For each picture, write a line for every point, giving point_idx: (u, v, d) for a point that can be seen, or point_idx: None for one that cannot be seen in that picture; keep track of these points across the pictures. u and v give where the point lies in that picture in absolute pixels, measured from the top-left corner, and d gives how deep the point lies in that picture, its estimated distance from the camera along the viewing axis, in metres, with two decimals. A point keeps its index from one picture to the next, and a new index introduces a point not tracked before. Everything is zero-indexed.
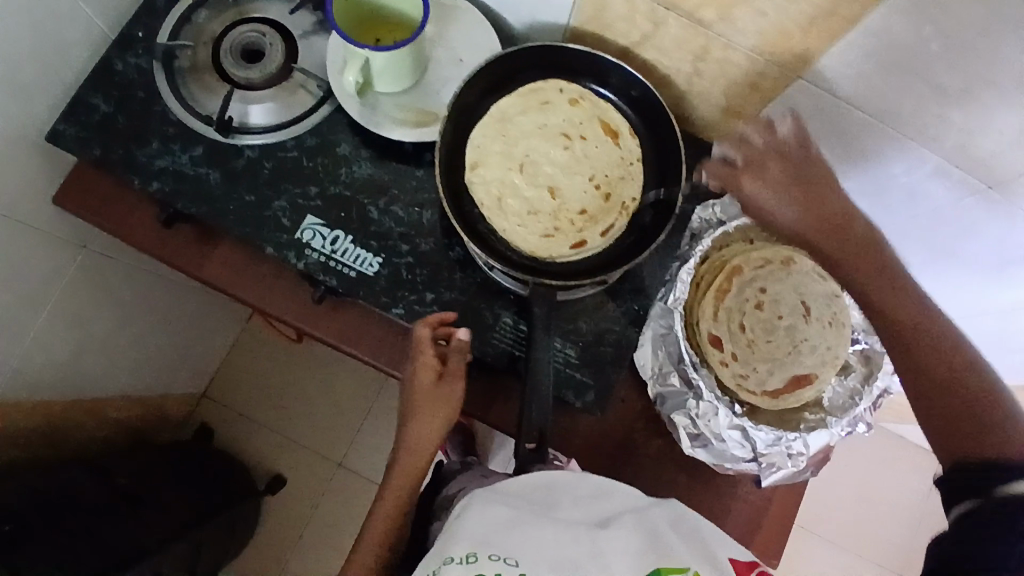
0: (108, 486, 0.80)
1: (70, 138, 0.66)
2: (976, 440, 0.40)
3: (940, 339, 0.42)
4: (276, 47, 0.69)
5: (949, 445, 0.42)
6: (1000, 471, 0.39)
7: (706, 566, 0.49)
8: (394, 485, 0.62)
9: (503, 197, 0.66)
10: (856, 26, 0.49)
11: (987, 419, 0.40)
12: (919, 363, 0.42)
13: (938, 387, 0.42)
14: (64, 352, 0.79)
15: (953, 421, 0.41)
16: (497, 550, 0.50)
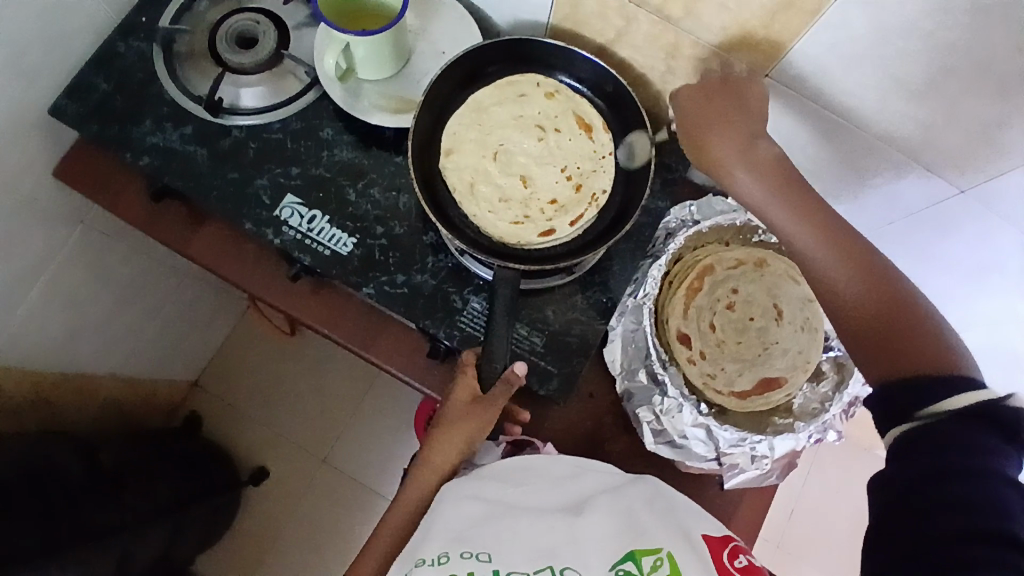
0: (91, 460, 0.88)
1: (70, 114, 0.69)
2: (913, 356, 0.47)
3: (882, 282, 0.50)
4: (269, 34, 0.71)
5: (887, 363, 0.48)
6: (939, 384, 0.44)
7: (680, 540, 0.51)
8: (408, 498, 0.63)
9: (476, 183, 0.68)
10: (816, 19, 0.52)
11: (912, 342, 0.47)
12: (861, 301, 0.50)
13: (876, 320, 0.49)
14: (59, 326, 0.88)
15: (893, 345, 0.48)
16: (469, 547, 0.53)
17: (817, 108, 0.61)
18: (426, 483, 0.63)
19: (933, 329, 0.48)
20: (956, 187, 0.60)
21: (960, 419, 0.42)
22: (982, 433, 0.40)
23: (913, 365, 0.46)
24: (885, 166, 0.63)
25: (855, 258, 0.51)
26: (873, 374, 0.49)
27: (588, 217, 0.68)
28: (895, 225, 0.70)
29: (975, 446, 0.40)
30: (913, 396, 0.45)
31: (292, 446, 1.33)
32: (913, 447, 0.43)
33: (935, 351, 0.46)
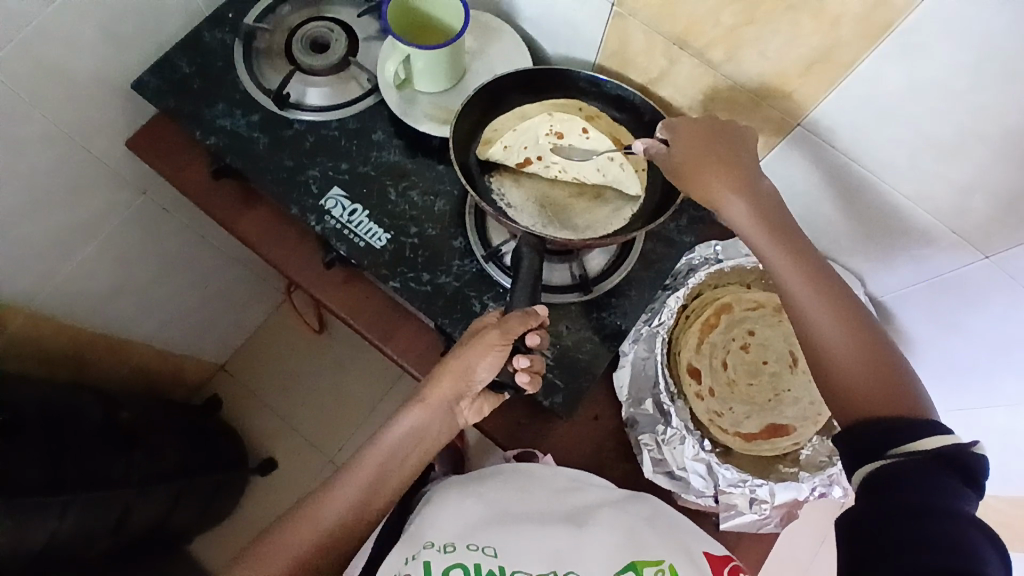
0: (111, 418, 0.92)
1: (151, 88, 0.76)
2: (883, 397, 0.47)
3: (840, 314, 0.50)
4: (341, 42, 0.78)
5: (853, 403, 0.48)
6: (908, 427, 0.44)
7: (682, 557, 0.56)
8: (397, 435, 0.63)
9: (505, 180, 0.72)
10: (850, 72, 0.55)
11: (884, 390, 0.47)
12: (840, 355, 0.49)
13: (852, 361, 0.49)
14: (105, 285, 0.95)
15: (862, 388, 0.47)
16: (475, 541, 0.57)
17: (847, 161, 0.63)
18: (419, 419, 0.62)
19: (900, 371, 0.48)
20: (983, 254, 0.60)
21: (923, 460, 0.41)
22: (940, 475, 0.40)
23: (879, 405, 0.46)
24: (911, 229, 0.64)
25: (838, 305, 0.51)
26: (838, 413, 0.49)
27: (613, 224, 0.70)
28: (918, 288, 0.69)
29: (937, 488, 0.40)
30: (883, 439, 0.44)
31: (301, 440, 1.36)
32: (883, 487, 0.41)
33: (902, 392, 0.46)
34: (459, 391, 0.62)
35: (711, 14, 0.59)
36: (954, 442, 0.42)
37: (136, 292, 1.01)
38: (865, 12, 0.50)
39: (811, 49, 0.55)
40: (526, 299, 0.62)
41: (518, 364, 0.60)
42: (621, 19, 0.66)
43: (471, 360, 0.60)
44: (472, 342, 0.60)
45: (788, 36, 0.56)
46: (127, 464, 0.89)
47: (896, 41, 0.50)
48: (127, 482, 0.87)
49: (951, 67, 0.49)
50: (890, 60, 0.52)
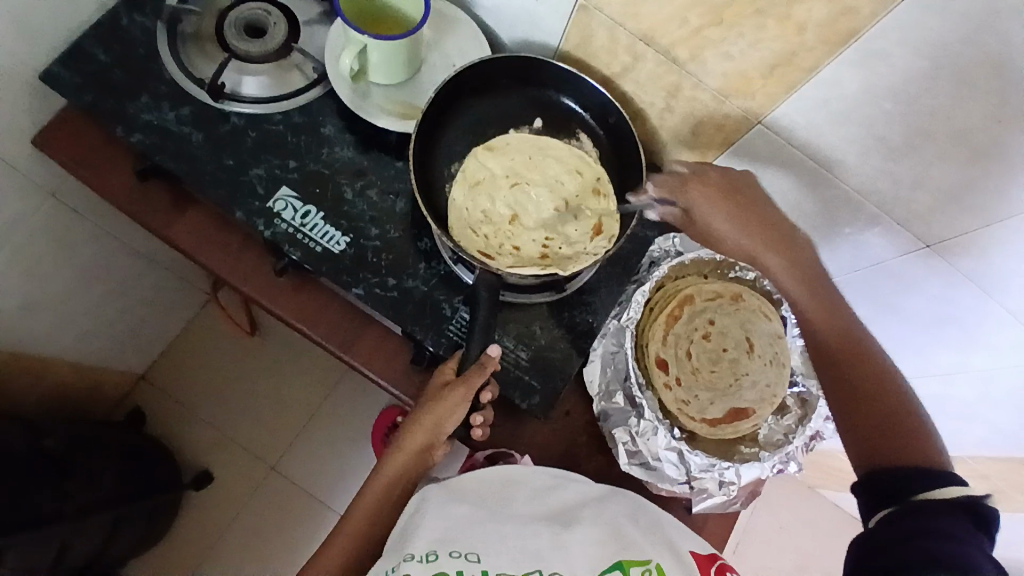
0: (28, 450, 0.83)
1: (61, 80, 0.68)
2: (899, 447, 0.50)
3: (869, 368, 0.54)
4: (280, 26, 0.71)
5: (871, 451, 0.51)
6: (920, 476, 0.47)
7: (668, 556, 0.55)
8: (380, 483, 0.61)
9: (477, 183, 0.70)
10: (812, 76, 0.57)
11: (903, 440, 0.50)
12: (863, 408, 0.52)
13: (869, 410, 0.52)
14: (15, 301, 0.85)
15: (883, 437, 0.51)
16: (458, 547, 0.53)
17: (801, 159, 0.65)
18: (398, 466, 0.61)
19: (921, 424, 0.51)
20: (924, 243, 0.64)
21: (945, 503, 0.45)
22: (960, 520, 0.43)
23: (894, 455, 0.50)
24: (858, 219, 0.67)
25: (861, 355, 0.55)
26: (857, 460, 0.52)
27: (564, 249, 0.68)
28: (860, 273, 0.74)
29: (951, 526, 0.43)
30: (899, 486, 0.47)
31: (240, 449, 1.27)
32: (894, 523, 0.45)
33: (920, 444, 0.49)
34: (431, 443, 0.61)
35: (678, 14, 0.59)
36: (967, 494, 0.45)
37: (50, 306, 0.92)
38: (829, 19, 0.52)
39: (775, 53, 0.57)
40: (481, 347, 0.61)
41: (473, 420, 0.62)
42: (585, 13, 0.65)
43: (442, 414, 0.60)
44: (443, 396, 0.60)
45: (754, 39, 0.57)
46: (51, 494, 0.83)
47: (858, 49, 0.52)
48: (60, 514, 0.84)
49: (910, 72, 0.52)
50: (851, 67, 0.54)
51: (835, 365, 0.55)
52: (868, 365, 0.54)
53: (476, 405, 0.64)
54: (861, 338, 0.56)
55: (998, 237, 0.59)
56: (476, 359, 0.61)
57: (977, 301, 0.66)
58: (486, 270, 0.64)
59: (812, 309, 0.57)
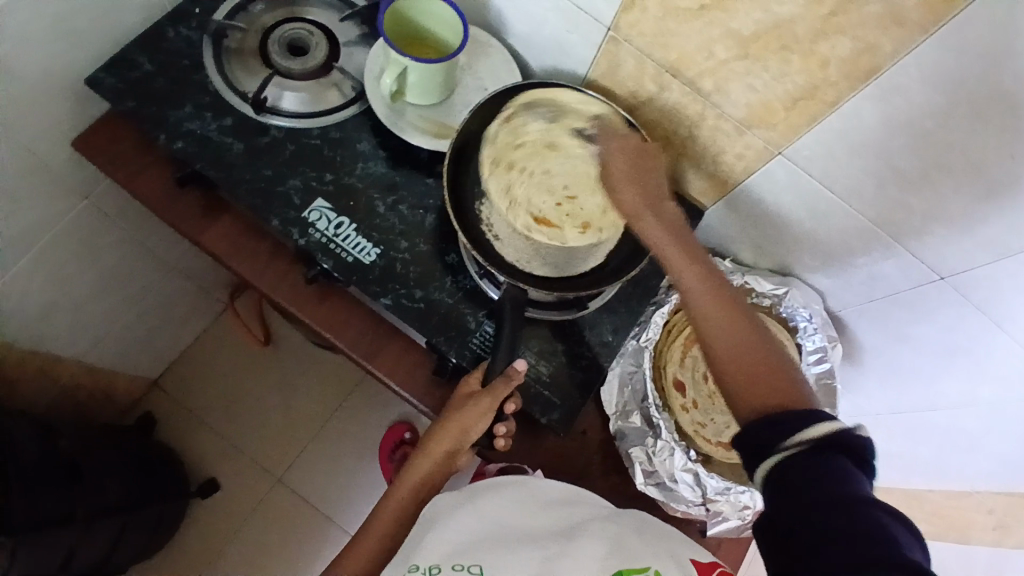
0: (42, 450, 0.84)
1: (109, 87, 0.71)
2: (774, 391, 0.49)
3: (738, 316, 0.53)
4: (321, 45, 0.75)
5: (749, 395, 0.49)
6: (792, 418, 0.46)
7: (670, 564, 0.54)
8: (405, 487, 0.63)
9: (510, 145, 0.71)
10: (833, 109, 0.59)
11: (780, 386, 0.49)
12: (747, 363, 0.50)
13: (748, 356, 0.51)
14: (40, 300, 0.87)
15: (753, 380, 0.49)
16: (463, 560, 0.54)
17: (820, 189, 0.67)
18: (422, 472, 0.63)
19: (793, 374, 0.50)
20: (937, 273, 0.66)
21: (815, 442, 0.44)
22: (838, 464, 0.43)
23: (773, 398, 0.48)
24: (872, 249, 0.69)
25: (720, 303, 0.54)
26: (736, 410, 0.50)
27: (529, 243, 0.67)
28: (875, 302, 0.75)
29: (828, 466, 0.43)
30: (776, 430, 0.46)
31: (246, 460, 1.27)
32: (788, 475, 0.44)
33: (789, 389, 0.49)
34: (455, 450, 0.62)
35: (706, 46, 0.62)
36: (835, 427, 0.44)
37: (73, 305, 0.94)
38: (852, 56, 0.54)
39: (798, 86, 0.59)
40: (507, 359, 0.63)
41: (496, 430, 0.63)
42: (615, 43, 0.68)
43: (467, 423, 0.61)
44: (470, 405, 0.61)
45: (778, 73, 0.60)
46: (71, 495, 0.85)
47: (880, 85, 0.55)
48: (73, 515, 0.84)
49: (928, 108, 0.54)
50: (870, 102, 0.57)
51: (701, 310, 0.54)
52: (725, 311, 0.53)
53: (501, 415, 0.65)
54: (717, 283, 0.55)
55: (1014, 270, 0.60)
56: (502, 369, 0.63)
57: (989, 333, 0.67)
58: (513, 285, 0.66)
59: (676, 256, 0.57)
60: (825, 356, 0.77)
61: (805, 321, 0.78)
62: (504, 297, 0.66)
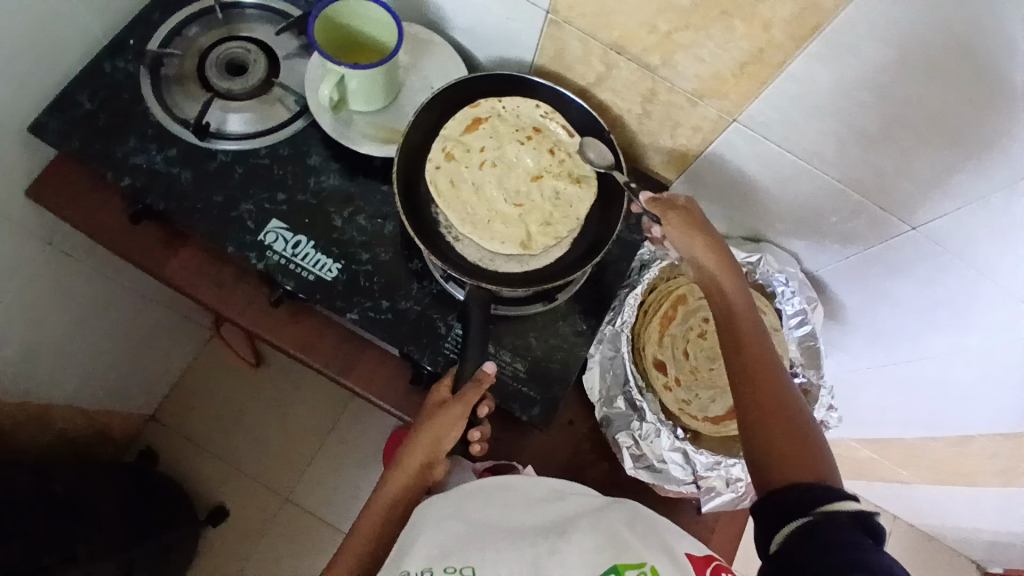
0: (40, 498, 0.85)
1: (50, 130, 0.69)
2: (793, 459, 0.50)
3: (772, 381, 0.54)
4: (260, 62, 0.73)
5: (771, 467, 0.51)
6: (814, 488, 0.47)
7: (665, 560, 0.50)
8: (383, 501, 0.62)
9: (530, 132, 0.73)
10: (782, 71, 0.57)
11: (803, 453, 0.50)
12: (768, 424, 0.52)
13: (769, 418, 0.52)
14: (17, 352, 0.87)
15: (778, 450, 0.51)
16: (453, 562, 0.51)
17: (780, 154, 0.66)
18: (399, 484, 0.62)
19: (816, 444, 0.51)
20: (910, 225, 0.64)
21: (836, 516, 0.45)
22: (850, 533, 0.44)
23: (790, 469, 0.50)
24: (843, 208, 0.68)
25: (761, 364, 0.55)
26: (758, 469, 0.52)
27: (435, 169, 0.70)
28: (851, 260, 0.74)
29: (848, 534, 0.44)
30: (802, 497, 0.47)
31: (252, 482, 1.28)
32: (806, 543, 0.45)
33: (809, 458, 0.50)
34: (431, 460, 0.62)
35: (647, 21, 0.60)
36: (856, 507, 0.45)
37: (53, 352, 0.93)
38: (795, 14, 0.52)
39: (744, 51, 0.58)
40: (476, 363, 0.62)
41: (471, 436, 0.63)
42: (557, 26, 0.66)
43: (440, 432, 0.61)
44: (441, 414, 0.61)
45: (723, 40, 0.58)
46: (70, 539, 0.85)
47: (825, 41, 0.53)
48: (75, 560, 0.85)
49: (878, 61, 0.52)
50: (819, 59, 0.55)
51: (740, 369, 0.56)
52: (763, 381, 0.54)
53: (474, 419, 0.65)
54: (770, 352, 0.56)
55: (983, 216, 0.59)
56: (472, 373, 0.63)
57: (967, 281, 0.66)
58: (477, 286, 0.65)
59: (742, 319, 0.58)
60: (806, 318, 0.76)
61: (782, 286, 0.76)
62: (468, 298, 0.65)
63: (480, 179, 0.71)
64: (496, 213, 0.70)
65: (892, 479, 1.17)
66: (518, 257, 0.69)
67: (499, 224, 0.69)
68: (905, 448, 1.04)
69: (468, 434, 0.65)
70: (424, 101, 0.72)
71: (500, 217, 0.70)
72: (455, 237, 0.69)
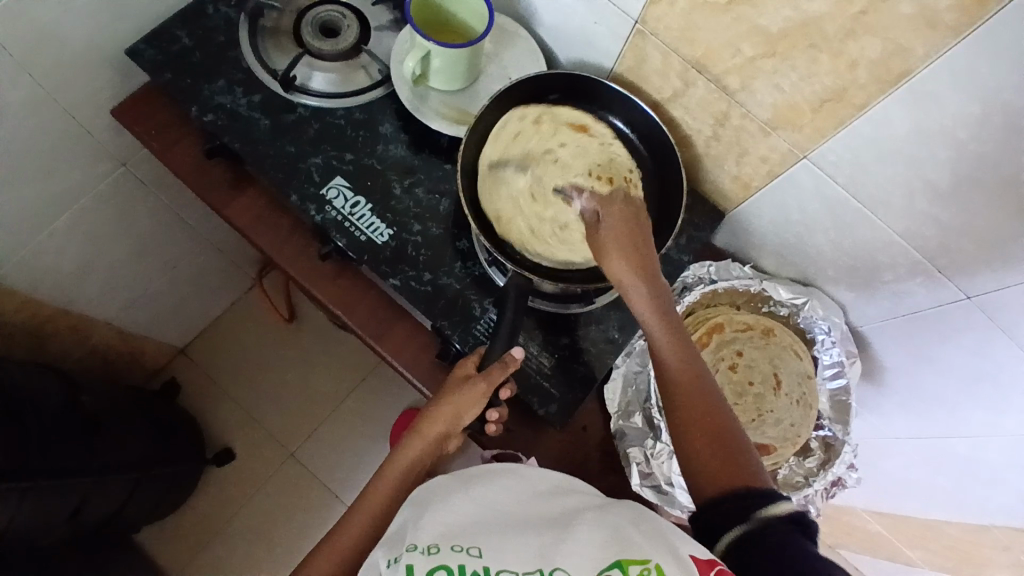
0: (69, 403, 0.90)
1: (148, 58, 0.74)
2: (732, 471, 0.49)
3: (702, 392, 0.54)
4: (352, 28, 0.76)
5: (708, 478, 0.50)
6: (749, 496, 0.47)
7: (667, 556, 0.46)
8: (397, 466, 0.64)
9: (610, 157, 0.73)
10: (860, 112, 0.57)
11: (737, 461, 0.50)
12: (704, 438, 0.52)
13: (707, 440, 0.51)
14: (72, 261, 0.91)
15: (711, 463, 0.50)
16: (461, 542, 0.50)
17: (844, 197, 0.65)
18: (414, 453, 0.64)
19: (748, 451, 0.51)
20: (964, 292, 0.63)
21: (774, 519, 0.45)
22: (795, 537, 0.44)
23: (730, 480, 0.49)
24: (898, 264, 0.66)
25: (687, 384, 0.54)
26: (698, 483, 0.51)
27: (516, 128, 0.73)
28: (897, 320, 0.72)
29: (786, 539, 0.44)
30: (746, 505, 0.47)
31: (262, 432, 1.31)
32: (748, 548, 0.45)
33: (744, 465, 0.50)
34: (448, 432, 0.64)
35: (732, 43, 0.60)
36: (790, 507, 0.46)
37: (105, 268, 0.98)
38: (884, 58, 0.52)
39: (825, 88, 0.57)
40: (505, 347, 0.64)
41: (489, 416, 0.66)
42: (642, 36, 0.67)
43: (462, 407, 0.63)
44: (462, 391, 0.63)
45: (806, 72, 0.58)
46: (87, 447, 0.89)
47: (910, 88, 0.52)
48: (85, 469, 0.87)
49: (961, 116, 0.51)
50: (900, 105, 0.54)
51: (669, 384, 0.55)
52: (688, 395, 0.54)
53: (494, 401, 0.67)
54: (694, 361, 0.55)
55: None
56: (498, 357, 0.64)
57: (1015, 359, 0.63)
58: (519, 274, 0.66)
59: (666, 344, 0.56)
60: (842, 371, 0.75)
61: (823, 334, 0.75)
62: (509, 284, 0.66)
63: (546, 155, 0.73)
64: (533, 194, 0.72)
65: (900, 561, 1.12)
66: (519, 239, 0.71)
67: (530, 206, 0.72)
68: (920, 528, 1.00)
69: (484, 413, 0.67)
70: (499, 89, 0.73)
71: (528, 194, 0.72)
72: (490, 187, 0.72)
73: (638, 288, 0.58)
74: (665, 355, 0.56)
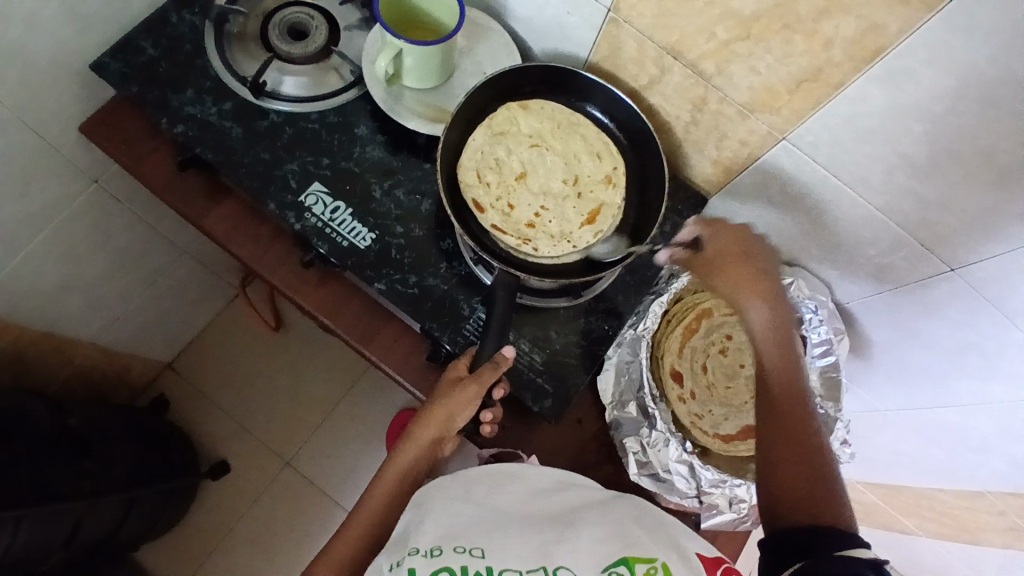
0: (58, 426, 0.88)
1: (111, 71, 0.72)
2: (819, 506, 0.50)
3: (803, 429, 0.54)
4: (320, 30, 0.75)
5: (789, 511, 0.51)
6: (830, 535, 0.47)
7: (673, 554, 0.48)
8: (393, 473, 0.63)
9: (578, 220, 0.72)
10: (838, 92, 0.57)
11: (825, 502, 0.50)
12: (794, 472, 0.52)
13: (801, 474, 0.52)
14: (49, 283, 0.89)
15: (797, 495, 0.51)
16: (463, 543, 0.50)
17: (824, 176, 0.64)
18: (411, 458, 0.64)
19: (841, 496, 0.51)
20: (947, 264, 0.63)
21: (851, 559, 0.45)
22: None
23: (820, 517, 0.49)
24: (881, 240, 0.67)
25: (800, 427, 0.54)
26: (777, 514, 0.52)
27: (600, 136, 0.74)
28: (884, 295, 0.72)
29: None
30: (824, 543, 0.47)
31: (257, 442, 1.30)
32: None
33: (839, 509, 0.50)
34: (443, 435, 0.64)
35: (707, 28, 0.60)
36: (871, 554, 0.45)
37: (83, 287, 0.96)
38: (858, 37, 0.52)
39: (801, 68, 0.57)
40: (496, 346, 0.63)
41: (482, 416, 0.65)
42: (615, 25, 0.66)
43: (454, 409, 0.62)
44: (454, 394, 0.62)
45: (782, 54, 0.57)
46: (81, 470, 0.88)
47: (885, 66, 0.52)
48: (79, 493, 0.86)
49: (937, 92, 0.52)
50: (876, 83, 0.54)
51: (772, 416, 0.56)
52: (788, 428, 0.54)
53: (487, 401, 0.66)
54: (808, 409, 0.55)
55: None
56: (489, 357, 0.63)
57: (1000, 328, 0.64)
58: (505, 272, 0.65)
59: (785, 389, 0.56)
60: (831, 349, 0.75)
61: (810, 313, 0.74)
62: (495, 282, 0.65)
63: (588, 153, 0.74)
64: (538, 142, 0.74)
65: (897, 527, 1.14)
66: (489, 129, 0.73)
67: (525, 147, 0.74)
68: (913, 495, 1.01)
69: (479, 414, 0.67)
70: (474, 85, 0.72)
71: (537, 149, 0.74)
72: (517, 126, 0.74)
73: (762, 323, 0.59)
74: (780, 396, 0.56)
